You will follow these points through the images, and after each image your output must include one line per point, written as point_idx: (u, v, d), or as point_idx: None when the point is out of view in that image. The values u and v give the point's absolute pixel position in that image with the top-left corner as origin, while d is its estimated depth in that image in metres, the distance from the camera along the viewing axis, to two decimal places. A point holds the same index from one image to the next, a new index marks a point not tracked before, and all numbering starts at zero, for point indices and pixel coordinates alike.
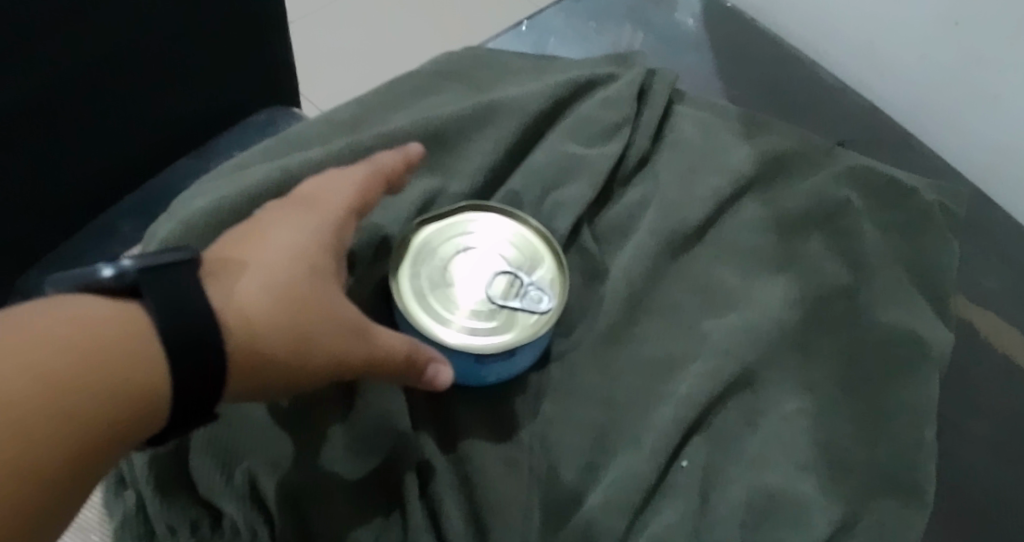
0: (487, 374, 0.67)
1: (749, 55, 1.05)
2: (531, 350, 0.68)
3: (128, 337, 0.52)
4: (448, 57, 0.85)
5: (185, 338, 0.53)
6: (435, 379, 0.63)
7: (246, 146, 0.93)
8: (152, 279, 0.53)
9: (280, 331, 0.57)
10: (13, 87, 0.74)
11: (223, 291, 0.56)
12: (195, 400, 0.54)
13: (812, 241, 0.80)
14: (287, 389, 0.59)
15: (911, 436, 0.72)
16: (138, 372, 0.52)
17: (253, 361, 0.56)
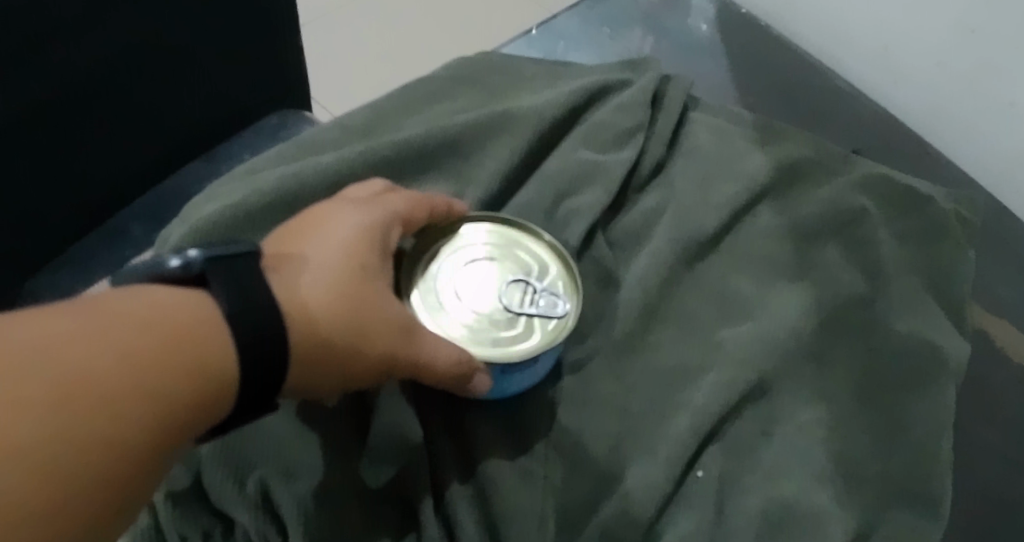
0: (507, 386, 0.66)
1: (763, 60, 1.04)
2: (549, 358, 0.67)
3: (206, 324, 0.51)
4: (461, 63, 0.85)
5: (252, 326, 0.52)
6: (478, 386, 0.63)
7: (257, 151, 0.93)
8: (221, 267, 0.53)
9: (338, 322, 0.57)
10: (25, 89, 0.74)
11: (282, 285, 0.56)
12: (261, 388, 0.53)
13: (828, 250, 0.79)
14: (344, 382, 0.59)
15: (928, 446, 0.71)
16: (210, 358, 0.51)
17: (312, 351, 0.56)
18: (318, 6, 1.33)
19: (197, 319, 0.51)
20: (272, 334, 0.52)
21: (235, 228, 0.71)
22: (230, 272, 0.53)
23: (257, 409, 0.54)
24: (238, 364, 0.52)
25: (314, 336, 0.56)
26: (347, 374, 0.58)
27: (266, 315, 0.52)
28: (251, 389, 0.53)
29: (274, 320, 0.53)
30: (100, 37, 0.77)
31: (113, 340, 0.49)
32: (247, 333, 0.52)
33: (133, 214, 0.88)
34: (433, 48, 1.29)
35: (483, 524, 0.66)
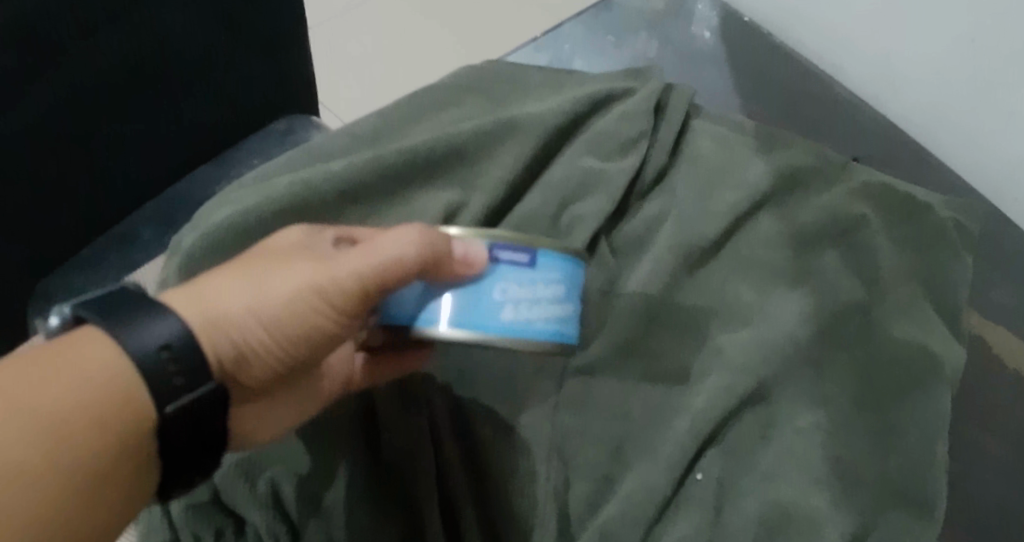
0: (505, 291, 0.62)
1: (763, 70, 1.07)
2: (553, 285, 0.63)
3: (117, 376, 0.54)
4: (469, 71, 0.87)
5: (166, 368, 0.55)
6: (459, 253, 0.62)
7: (264, 154, 0.94)
8: (123, 320, 0.55)
9: (242, 291, 0.59)
10: (40, 96, 0.76)
11: (188, 286, 0.59)
12: (200, 419, 0.57)
13: (827, 257, 0.81)
14: (280, 343, 0.61)
15: (924, 452, 0.72)
16: (134, 404, 0.55)
17: (217, 329, 0.58)
18: (331, 8, 1.35)
19: (107, 374, 0.54)
20: (190, 373, 0.55)
21: (247, 233, 0.73)
22: (134, 321, 0.55)
23: (217, 426, 0.58)
24: (162, 403, 0.55)
25: (218, 313, 0.59)
26: (272, 336, 0.60)
27: (180, 352, 0.55)
28: (193, 421, 0.57)
29: (187, 358, 0.55)
30: (111, 45, 0.78)
31: (28, 409, 0.52)
32: (161, 373, 0.55)
33: (145, 217, 0.90)
34: (441, 52, 1.31)
35: (487, 526, 0.68)
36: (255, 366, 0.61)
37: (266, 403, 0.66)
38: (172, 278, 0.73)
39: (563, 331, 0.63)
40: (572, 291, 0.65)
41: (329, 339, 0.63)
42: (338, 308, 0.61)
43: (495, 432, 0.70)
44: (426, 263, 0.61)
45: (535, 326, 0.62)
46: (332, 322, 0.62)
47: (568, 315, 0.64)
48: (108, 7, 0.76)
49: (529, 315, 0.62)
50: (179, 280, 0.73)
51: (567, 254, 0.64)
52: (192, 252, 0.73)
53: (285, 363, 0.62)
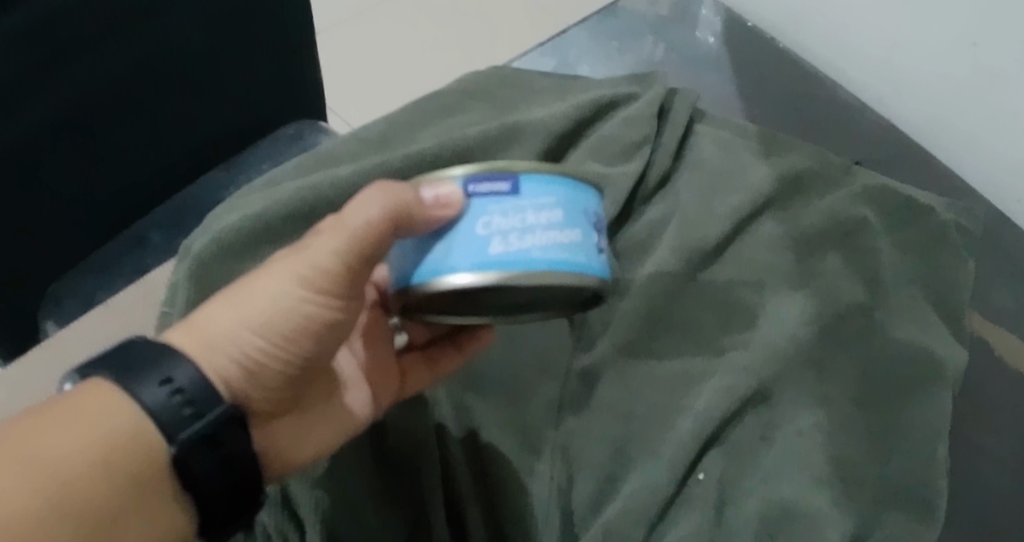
0: (490, 224, 0.58)
1: (768, 74, 1.07)
2: (548, 211, 0.59)
3: (128, 421, 0.56)
4: (474, 78, 0.88)
5: (175, 404, 0.56)
6: (430, 195, 0.59)
7: (274, 160, 0.96)
8: (128, 368, 0.57)
9: (228, 310, 0.61)
10: (53, 98, 0.77)
11: (187, 318, 0.62)
12: (221, 448, 0.58)
13: (829, 259, 0.81)
14: (275, 343, 0.61)
15: (925, 451, 0.73)
16: (150, 443, 0.57)
17: (202, 342, 0.60)
18: (339, 13, 1.37)
19: (119, 420, 0.56)
20: (201, 406, 0.57)
21: (256, 238, 0.75)
22: (138, 368, 0.57)
23: (242, 452, 0.58)
24: (179, 439, 0.56)
25: (210, 332, 0.60)
26: (267, 341, 0.61)
27: (188, 389, 0.57)
28: (216, 451, 0.57)
29: (195, 393, 0.57)
30: (122, 48, 0.80)
31: (45, 458, 0.55)
32: (174, 410, 0.56)
33: (155, 222, 0.92)
34: (448, 56, 1.32)
35: (490, 526, 0.70)
36: (266, 373, 0.62)
37: (297, 423, 0.67)
38: (183, 281, 0.75)
39: (572, 261, 0.59)
40: (575, 215, 0.60)
41: (331, 325, 0.62)
42: (319, 291, 0.60)
43: (499, 435, 0.72)
44: (394, 219, 0.58)
45: (532, 255, 0.58)
46: (320, 309, 0.61)
47: (574, 243, 0.59)
48: (123, 10, 0.78)
49: (522, 245, 0.58)
50: (192, 285, 0.74)
51: (557, 178, 0.60)
52: (203, 255, 0.75)
53: (293, 363, 0.63)
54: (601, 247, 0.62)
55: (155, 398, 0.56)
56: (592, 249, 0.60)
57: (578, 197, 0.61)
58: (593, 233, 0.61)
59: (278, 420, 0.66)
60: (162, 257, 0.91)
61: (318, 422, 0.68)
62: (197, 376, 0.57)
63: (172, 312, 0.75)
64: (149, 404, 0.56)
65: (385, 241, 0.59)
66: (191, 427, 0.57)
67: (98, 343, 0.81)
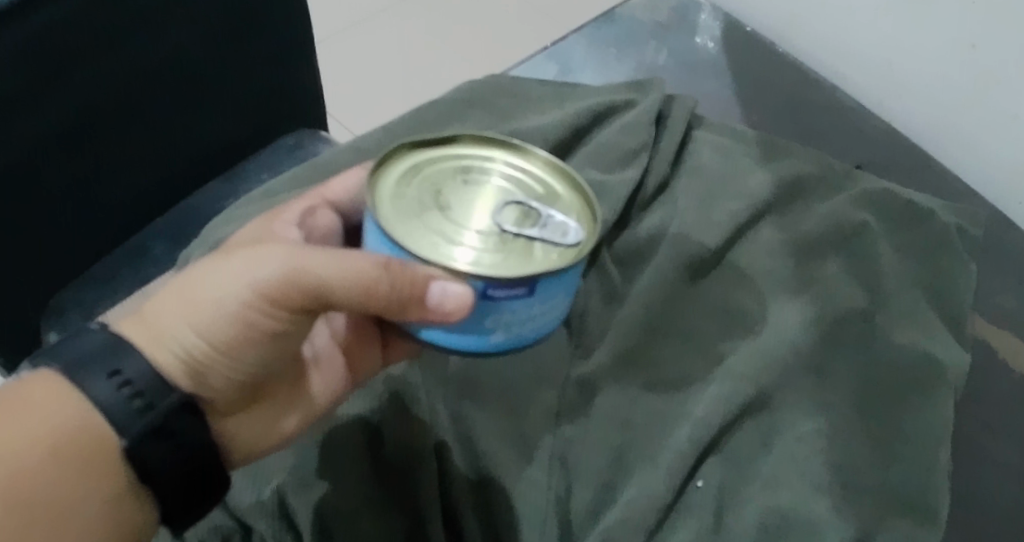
0: (496, 321, 0.56)
1: (768, 78, 1.07)
2: (552, 300, 0.57)
3: (74, 412, 0.57)
4: (471, 87, 0.90)
5: (125, 397, 0.56)
6: (439, 299, 0.54)
7: (273, 170, 0.96)
8: (77, 360, 0.57)
9: (180, 308, 0.59)
10: (56, 107, 0.77)
11: (138, 313, 0.60)
12: (176, 439, 0.58)
13: (829, 264, 0.81)
14: (223, 347, 0.60)
15: (926, 458, 0.72)
16: (99, 435, 0.57)
17: (155, 336, 0.59)
18: (340, 21, 1.37)
19: (65, 412, 0.57)
20: (151, 398, 0.57)
21: None
22: (86, 360, 0.57)
23: (197, 443, 0.58)
24: (130, 432, 0.56)
25: (161, 323, 0.59)
26: (214, 344, 0.60)
27: (137, 382, 0.57)
28: (171, 443, 0.58)
29: (145, 386, 0.57)
30: (123, 56, 0.80)
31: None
32: (124, 404, 0.56)
33: (155, 233, 0.92)
34: (449, 63, 1.33)
35: (488, 531, 0.69)
36: (217, 379, 0.62)
37: (258, 419, 0.68)
38: None
39: (555, 323, 0.59)
40: (571, 288, 0.57)
41: (278, 334, 0.61)
42: (271, 303, 0.59)
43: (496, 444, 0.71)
44: (383, 290, 0.55)
45: (528, 337, 0.58)
46: (270, 319, 0.60)
47: (562, 312, 0.58)
48: (119, 22, 0.79)
49: (519, 334, 0.57)
50: None
51: (571, 268, 0.55)
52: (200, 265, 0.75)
53: (244, 371, 0.62)
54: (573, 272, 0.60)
55: (105, 392, 0.56)
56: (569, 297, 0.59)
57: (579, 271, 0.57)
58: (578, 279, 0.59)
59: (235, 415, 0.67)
60: (162, 266, 0.90)
61: (282, 413, 0.70)
62: (147, 370, 0.57)
63: None
64: (98, 397, 0.56)
65: (355, 290, 0.56)
66: (143, 419, 0.57)
67: None
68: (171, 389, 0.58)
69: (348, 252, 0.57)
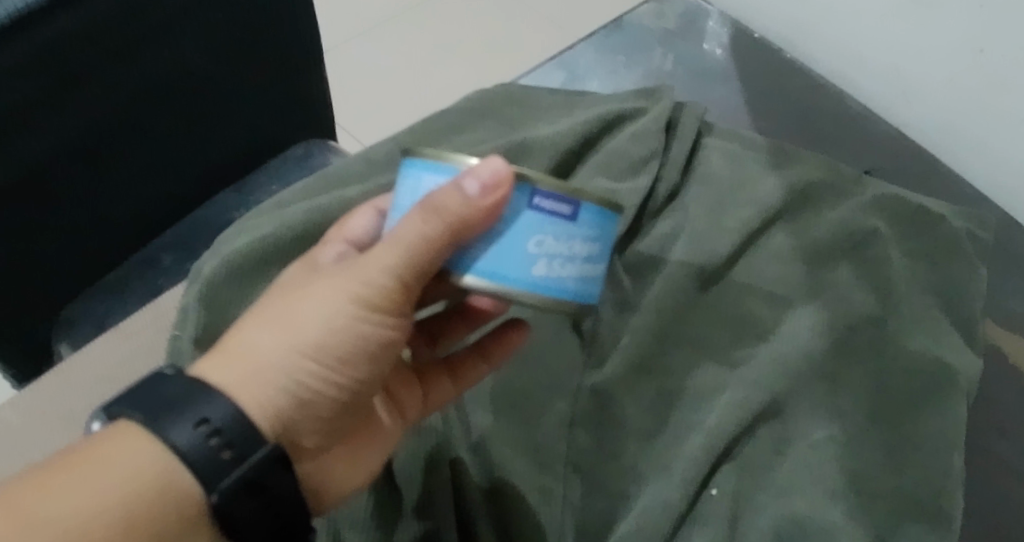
0: (542, 244, 0.56)
1: (775, 85, 1.08)
2: (592, 247, 0.58)
3: (155, 469, 0.55)
4: (480, 96, 0.90)
5: (211, 447, 0.54)
6: (482, 192, 0.54)
7: (285, 182, 0.97)
8: (162, 412, 0.55)
9: (276, 337, 0.59)
10: (64, 122, 0.77)
11: (227, 350, 0.59)
12: (266, 493, 0.56)
13: (840, 271, 0.81)
14: (328, 368, 0.59)
15: (942, 462, 0.71)
16: (181, 490, 0.55)
17: (250, 376, 0.58)
18: (351, 27, 1.38)
19: (144, 469, 0.55)
20: (242, 449, 0.55)
21: (264, 258, 0.76)
22: (168, 410, 0.55)
23: (286, 492, 0.57)
24: (219, 485, 0.55)
25: (256, 364, 0.58)
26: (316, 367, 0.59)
27: (224, 430, 0.55)
28: (260, 498, 0.56)
29: (234, 435, 0.55)
30: (132, 70, 0.80)
31: (65, 515, 0.54)
32: (212, 454, 0.54)
33: (166, 245, 0.92)
34: (457, 72, 1.33)
35: (499, 533, 0.70)
36: (319, 401, 0.60)
37: (347, 452, 0.66)
38: (190, 303, 0.75)
39: (593, 289, 0.59)
40: (607, 249, 0.59)
41: (384, 341, 0.60)
42: (369, 305, 0.58)
43: (508, 453, 0.73)
44: (452, 231, 0.55)
45: (570, 282, 0.57)
46: (374, 326, 0.59)
47: (599, 277, 0.59)
48: (125, 36, 0.78)
49: (562, 273, 0.56)
50: (201, 306, 0.74)
51: (610, 212, 0.58)
52: (213, 279, 0.75)
53: (346, 387, 0.60)
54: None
55: (190, 440, 0.54)
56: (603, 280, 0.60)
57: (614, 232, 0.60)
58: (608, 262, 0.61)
59: (328, 454, 0.64)
60: (174, 278, 0.91)
61: (367, 449, 0.67)
62: (232, 414, 0.55)
63: (182, 336, 0.74)
64: (182, 446, 0.54)
65: (446, 260, 0.56)
66: (233, 471, 0.55)
67: (109, 367, 0.81)
68: (262, 440, 0.56)
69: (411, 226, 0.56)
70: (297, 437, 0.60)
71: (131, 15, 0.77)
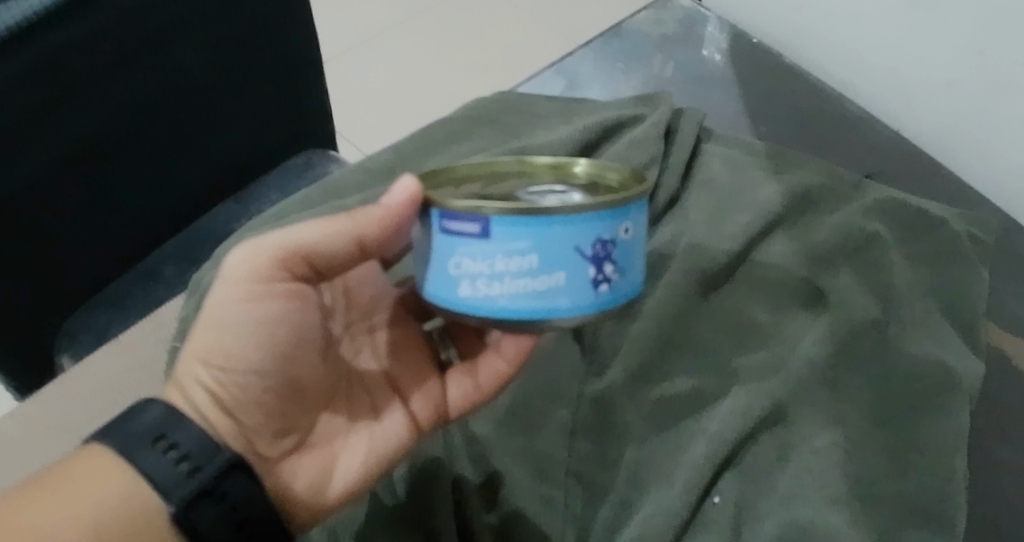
0: (460, 266, 0.54)
1: (775, 90, 1.08)
2: (523, 259, 0.53)
3: (125, 489, 0.56)
4: (479, 104, 0.90)
5: (169, 459, 0.55)
6: (383, 191, 0.57)
7: (287, 192, 0.97)
8: (122, 434, 0.56)
9: (192, 347, 0.62)
10: (63, 135, 0.77)
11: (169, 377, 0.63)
12: (227, 500, 0.56)
13: (841, 275, 0.80)
14: (240, 364, 0.61)
15: (942, 470, 0.71)
16: (150, 508, 0.56)
17: (182, 387, 0.61)
18: (353, 35, 1.39)
19: (110, 485, 0.56)
20: (199, 460, 0.56)
21: None
22: (126, 429, 0.56)
23: (248, 501, 0.56)
24: (177, 497, 0.55)
25: (184, 375, 0.61)
26: (230, 365, 0.61)
27: (182, 443, 0.56)
28: (220, 506, 0.55)
29: (191, 448, 0.56)
30: (130, 82, 0.80)
31: (32, 529, 0.55)
32: (171, 468, 0.55)
33: (165, 256, 0.92)
34: (457, 79, 1.33)
35: (498, 531, 0.71)
36: (242, 398, 0.61)
37: (314, 461, 0.65)
38: (191, 314, 0.75)
39: (554, 302, 0.54)
40: (560, 256, 0.53)
41: (275, 322, 0.61)
42: (246, 290, 0.60)
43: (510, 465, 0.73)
44: (377, 236, 0.59)
45: (500, 299, 0.54)
46: (267, 312, 0.60)
47: (557, 288, 0.53)
48: (124, 47, 0.78)
49: (489, 293, 0.54)
50: (201, 319, 0.75)
51: (537, 217, 0.52)
52: None
53: (267, 378, 0.62)
54: (604, 275, 0.54)
55: (149, 456, 0.55)
56: (583, 288, 0.54)
57: (569, 235, 0.53)
58: (585, 266, 0.53)
59: (290, 461, 0.64)
60: (174, 289, 0.91)
61: (339, 454, 0.66)
62: (192, 433, 0.56)
63: (183, 346, 0.75)
64: (141, 460, 0.55)
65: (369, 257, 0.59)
66: (189, 483, 0.55)
67: (109, 377, 0.82)
68: (220, 448, 0.56)
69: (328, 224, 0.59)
70: (244, 436, 0.62)
71: (130, 26, 0.78)
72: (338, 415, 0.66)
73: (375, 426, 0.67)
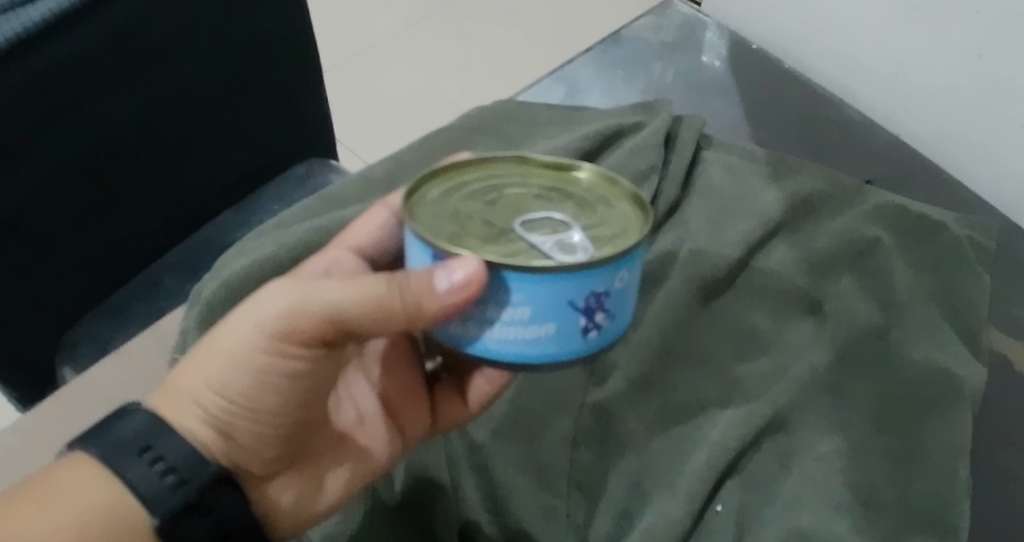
0: None
1: (776, 96, 1.07)
2: (519, 310, 0.52)
3: (107, 497, 0.55)
4: (479, 113, 0.91)
5: (155, 471, 0.55)
6: (449, 290, 0.51)
7: (286, 200, 0.97)
8: (109, 445, 0.55)
9: (195, 367, 0.59)
10: (65, 149, 0.77)
11: (163, 384, 0.61)
12: (212, 514, 0.57)
13: (842, 282, 0.81)
14: (244, 403, 0.59)
15: (946, 472, 0.70)
16: (132, 515, 0.55)
17: (175, 402, 0.59)
18: (352, 44, 1.39)
19: (92, 492, 0.55)
20: (185, 474, 0.56)
21: (265, 278, 0.75)
22: (109, 439, 0.56)
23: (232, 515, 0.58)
24: (161, 510, 0.55)
25: (182, 392, 0.59)
26: (233, 400, 0.59)
27: (168, 456, 0.56)
28: (204, 520, 0.56)
29: (177, 461, 0.56)
30: (132, 94, 0.81)
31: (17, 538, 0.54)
32: (156, 481, 0.55)
33: (166, 266, 0.92)
34: (457, 85, 1.33)
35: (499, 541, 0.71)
36: (241, 429, 0.60)
37: (305, 480, 0.65)
38: (192, 325, 0.75)
39: (544, 348, 0.53)
40: (552, 309, 0.52)
41: (294, 375, 0.58)
42: (274, 340, 0.57)
43: (509, 474, 0.72)
44: (409, 309, 0.54)
45: (491, 342, 0.53)
46: (279, 360, 0.57)
47: (548, 336, 0.52)
48: (124, 60, 0.79)
49: (479, 333, 0.53)
50: (200, 331, 0.74)
51: (534, 273, 0.51)
52: (212, 302, 0.75)
53: (272, 419, 0.60)
54: (594, 323, 0.53)
55: (134, 467, 0.55)
56: (572, 336, 0.53)
57: (562, 290, 0.51)
58: (576, 316, 0.52)
59: (277, 480, 0.64)
60: (175, 300, 0.90)
61: (329, 470, 0.66)
62: (181, 448, 0.56)
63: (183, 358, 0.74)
64: (127, 472, 0.55)
65: (391, 321, 0.55)
66: (174, 498, 0.55)
67: (110, 389, 0.81)
68: (207, 462, 0.57)
69: (361, 281, 0.55)
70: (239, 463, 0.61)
71: (129, 37, 0.78)
72: (330, 433, 0.67)
73: (366, 442, 0.68)
